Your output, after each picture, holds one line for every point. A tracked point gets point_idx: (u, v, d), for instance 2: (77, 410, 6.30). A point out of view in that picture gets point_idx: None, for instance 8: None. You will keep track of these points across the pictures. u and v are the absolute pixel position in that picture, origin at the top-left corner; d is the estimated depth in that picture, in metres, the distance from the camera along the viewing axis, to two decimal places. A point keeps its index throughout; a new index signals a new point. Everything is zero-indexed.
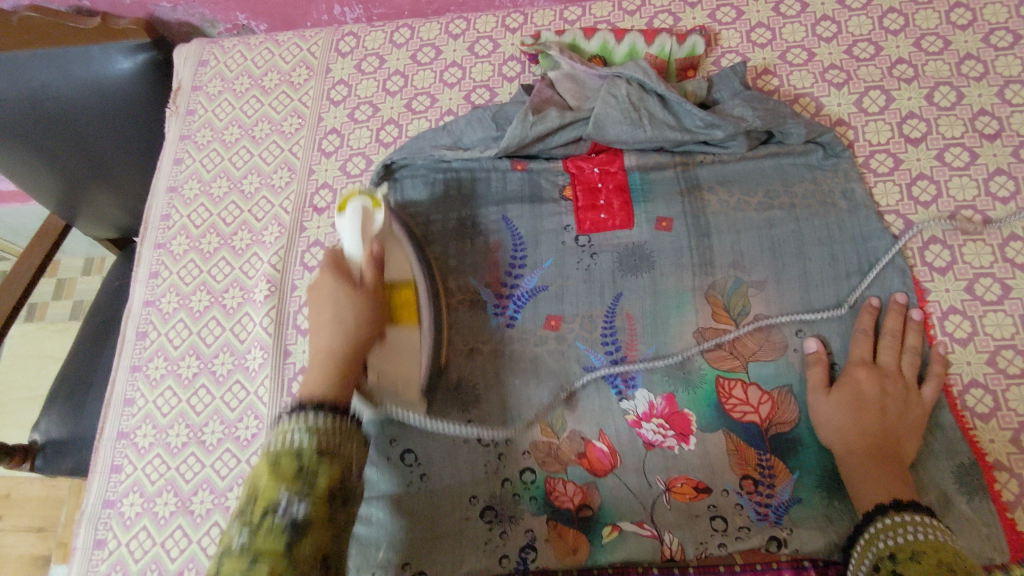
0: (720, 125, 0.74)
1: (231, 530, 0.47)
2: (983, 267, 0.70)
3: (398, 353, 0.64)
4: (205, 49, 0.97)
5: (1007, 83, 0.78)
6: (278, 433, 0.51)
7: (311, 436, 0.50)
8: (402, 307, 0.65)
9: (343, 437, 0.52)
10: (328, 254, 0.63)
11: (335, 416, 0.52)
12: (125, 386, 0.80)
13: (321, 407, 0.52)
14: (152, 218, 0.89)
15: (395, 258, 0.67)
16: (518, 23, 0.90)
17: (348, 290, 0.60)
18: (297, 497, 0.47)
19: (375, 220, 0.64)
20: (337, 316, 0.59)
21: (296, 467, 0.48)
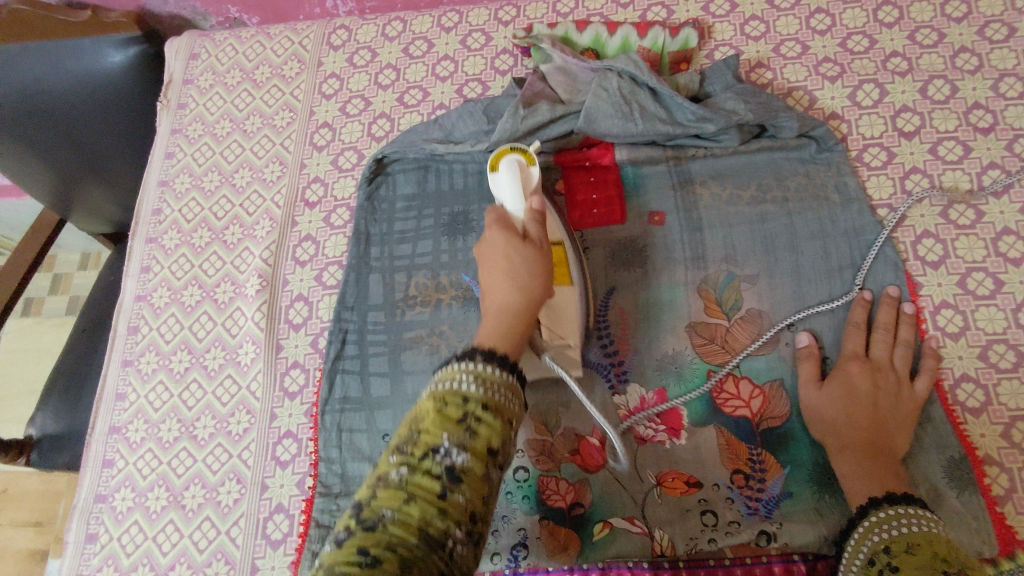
0: (711, 118, 0.73)
1: (388, 462, 0.46)
2: (976, 261, 0.70)
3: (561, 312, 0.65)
4: (196, 42, 0.97)
5: (1001, 76, 0.77)
6: (446, 375, 0.50)
7: (478, 386, 0.49)
8: (560, 265, 0.66)
9: (510, 396, 0.50)
10: (493, 213, 0.63)
11: (504, 370, 0.51)
12: (117, 381, 0.80)
13: (492, 357, 0.51)
14: (144, 213, 0.88)
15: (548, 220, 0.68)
16: (510, 16, 0.89)
17: (524, 245, 0.60)
18: (457, 446, 0.45)
19: (532, 175, 0.66)
20: (509, 262, 0.59)
21: (461, 412, 0.47)
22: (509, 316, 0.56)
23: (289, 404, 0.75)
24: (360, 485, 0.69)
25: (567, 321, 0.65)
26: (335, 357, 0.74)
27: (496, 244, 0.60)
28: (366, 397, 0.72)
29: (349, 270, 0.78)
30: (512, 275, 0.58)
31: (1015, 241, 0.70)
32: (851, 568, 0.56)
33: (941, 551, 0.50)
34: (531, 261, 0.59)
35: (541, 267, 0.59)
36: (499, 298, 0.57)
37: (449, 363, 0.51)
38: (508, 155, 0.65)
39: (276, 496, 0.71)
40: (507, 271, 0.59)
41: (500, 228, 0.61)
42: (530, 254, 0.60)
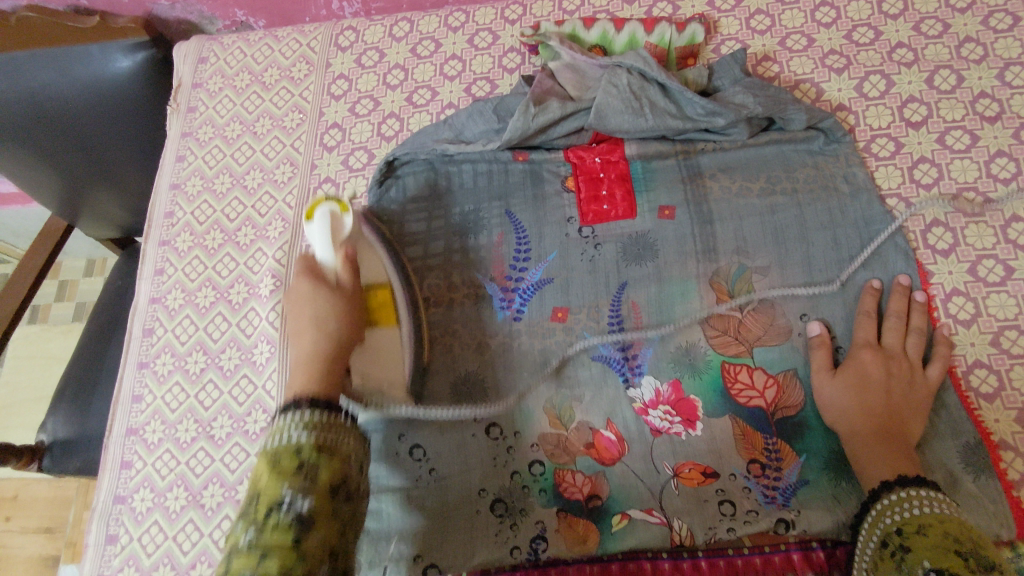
0: (721, 113, 0.74)
1: (237, 531, 0.48)
2: (985, 249, 0.71)
3: (381, 354, 0.67)
4: (203, 47, 0.97)
5: (1006, 65, 0.78)
6: (274, 433, 0.53)
7: (308, 434, 0.52)
8: (381, 307, 0.68)
9: (338, 431, 0.54)
10: (302, 262, 0.66)
11: (329, 411, 0.54)
12: (133, 382, 0.80)
13: (316, 404, 0.54)
14: (157, 216, 0.89)
15: (369, 263, 0.70)
16: (517, 14, 0.90)
17: (328, 292, 0.63)
18: (299, 493, 0.49)
19: (344, 225, 0.67)
20: (320, 333, 0.61)
21: (297, 463, 0.50)
22: (315, 362, 0.59)
23: None
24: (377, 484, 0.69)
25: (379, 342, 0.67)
26: None
27: (318, 294, 0.63)
28: None
29: None
30: (314, 360, 0.59)
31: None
32: (864, 550, 0.57)
33: (950, 532, 0.52)
34: (328, 309, 0.62)
35: (340, 311, 0.63)
36: (305, 347, 0.60)
37: (275, 419, 0.54)
38: (321, 206, 0.67)
39: None
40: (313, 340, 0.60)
41: (314, 316, 0.62)
42: (332, 309, 0.62)
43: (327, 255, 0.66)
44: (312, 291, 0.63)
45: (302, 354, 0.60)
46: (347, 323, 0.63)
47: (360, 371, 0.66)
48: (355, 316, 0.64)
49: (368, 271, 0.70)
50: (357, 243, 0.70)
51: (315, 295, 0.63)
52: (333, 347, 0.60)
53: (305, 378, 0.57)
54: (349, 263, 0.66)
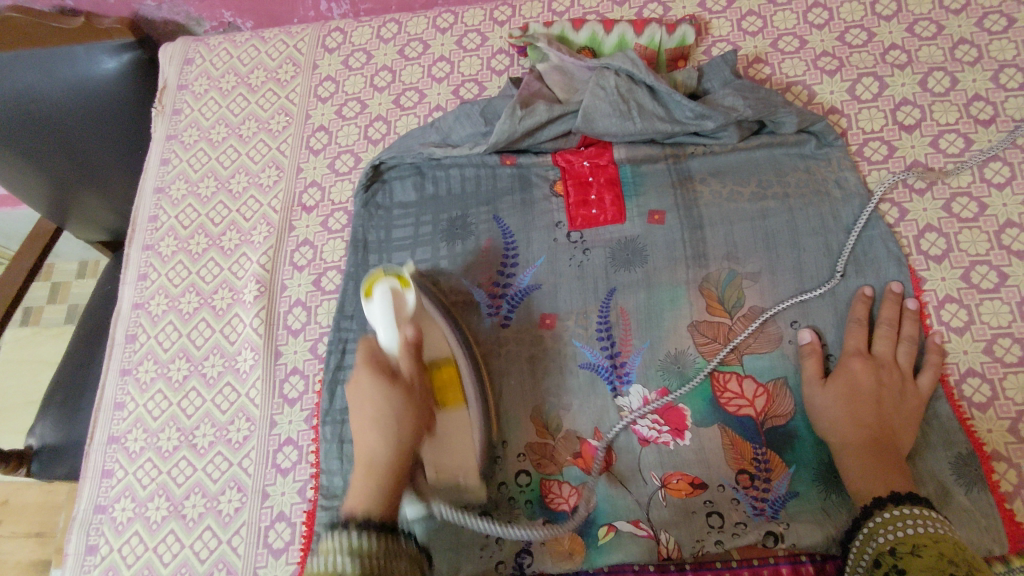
0: (710, 116, 0.73)
1: None
2: (979, 255, 0.69)
3: (452, 446, 0.63)
4: (189, 48, 0.96)
5: (1001, 67, 0.77)
6: (322, 552, 0.48)
7: (354, 560, 0.47)
8: (447, 388, 0.63)
9: (388, 557, 0.49)
10: (363, 345, 0.60)
11: (381, 535, 0.50)
12: (115, 389, 0.79)
13: (367, 526, 0.50)
14: (141, 220, 0.88)
15: (432, 335, 0.65)
16: (506, 16, 0.89)
17: (391, 387, 0.58)
18: None
19: (407, 300, 0.61)
20: (389, 430, 0.56)
21: None
22: (384, 480, 0.53)
23: (289, 410, 0.74)
24: None
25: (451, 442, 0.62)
26: (335, 367, 0.73)
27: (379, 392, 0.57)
28: None
29: (348, 278, 0.77)
30: (385, 480, 0.53)
31: (1019, 234, 0.70)
32: (858, 570, 0.56)
33: (946, 555, 0.50)
34: (393, 406, 0.57)
35: (409, 414, 0.57)
36: (368, 445, 0.55)
37: (322, 538, 0.50)
38: (380, 284, 0.61)
39: (278, 504, 0.71)
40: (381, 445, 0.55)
41: (375, 421, 0.56)
42: (405, 421, 0.57)
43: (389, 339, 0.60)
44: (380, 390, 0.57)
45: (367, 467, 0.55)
46: (415, 427, 0.57)
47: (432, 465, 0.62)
48: (421, 407, 0.59)
49: (432, 347, 0.64)
50: (421, 318, 0.64)
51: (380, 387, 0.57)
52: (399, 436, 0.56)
53: (373, 482, 0.53)
54: (414, 346, 0.60)
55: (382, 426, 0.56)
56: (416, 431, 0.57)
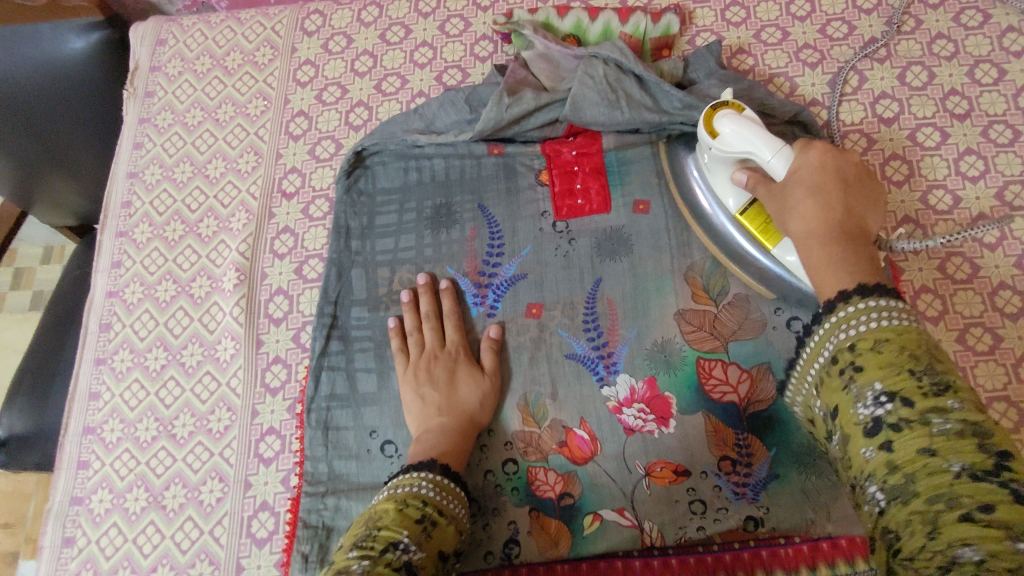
0: (697, 106, 0.73)
1: (345, 558, 0.49)
2: (954, 246, 0.71)
3: (781, 195, 0.61)
4: (162, 27, 0.93)
5: (977, 62, 0.78)
6: (403, 483, 0.58)
7: (434, 491, 0.58)
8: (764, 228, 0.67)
9: (449, 498, 0.58)
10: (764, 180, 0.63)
11: (447, 477, 0.60)
12: (90, 380, 0.77)
13: (444, 471, 0.60)
14: (113, 205, 0.85)
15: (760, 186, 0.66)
16: (489, 1, 0.88)
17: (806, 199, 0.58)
18: (415, 544, 0.51)
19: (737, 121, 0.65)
20: (824, 189, 0.58)
21: (418, 515, 0.54)
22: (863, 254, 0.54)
23: (271, 399, 0.74)
24: (344, 484, 0.68)
25: (464, 388, 0.68)
26: (320, 352, 0.72)
27: (812, 206, 0.57)
28: (352, 394, 0.71)
29: (330, 264, 0.76)
30: (848, 265, 0.53)
31: (991, 226, 0.71)
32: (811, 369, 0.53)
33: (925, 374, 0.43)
34: (849, 164, 0.60)
35: (853, 175, 0.60)
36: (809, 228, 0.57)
37: (407, 473, 0.60)
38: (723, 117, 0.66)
39: (261, 493, 0.70)
40: (817, 210, 0.57)
41: (809, 189, 0.58)
42: (840, 197, 0.58)
43: (777, 166, 0.62)
44: (818, 157, 0.60)
45: (828, 267, 0.53)
46: (856, 222, 0.56)
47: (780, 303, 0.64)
48: (854, 236, 0.55)
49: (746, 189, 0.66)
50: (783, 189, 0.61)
51: (822, 172, 0.59)
52: (847, 244, 0.55)
53: (842, 275, 0.52)
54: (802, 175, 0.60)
55: (820, 200, 0.57)
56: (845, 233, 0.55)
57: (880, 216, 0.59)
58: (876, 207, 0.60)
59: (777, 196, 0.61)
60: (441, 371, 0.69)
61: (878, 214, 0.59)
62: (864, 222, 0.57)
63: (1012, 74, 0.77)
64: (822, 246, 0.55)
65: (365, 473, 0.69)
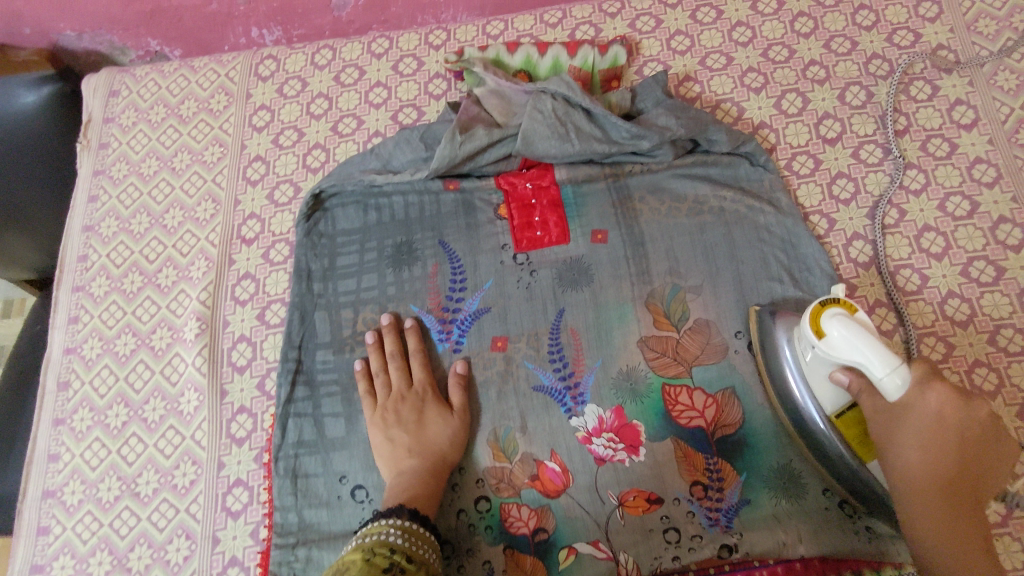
0: (645, 135, 0.75)
1: None
2: (903, 258, 0.73)
3: (905, 412, 0.52)
4: (115, 79, 0.93)
5: (912, 80, 0.81)
6: (371, 532, 0.57)
7: (402, 538, 0.57)
8: (861, 441, 0.58)
9: (419, 543, 0.58)
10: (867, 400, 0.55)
11: (417, 522, 0.59)
12: (49, 441, 0.75)
13: (414, 516, 0.60)
14: (68, 260, 0.84)
15: (914, 418, 0.52)
16: (441, 40, 0.89)
17: (915, 449, 0.52)
18: None
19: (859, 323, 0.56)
20: (941, 447, 0.51)
21: (387, 564, 0.53)
22: (950, 456, 0.51)
23: (237, 450, 0.72)
24: (314, 532, 0.67)
25: (433, 427, 0.68)
26: (285, 400, 0.71)
27: (932, 409, 0.52)
28: (320, 439, 0.70)
29: (292, 309, 0.76)
30: (962, 540, 0.49)
31: (936, 238, 0.73)
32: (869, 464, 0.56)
33: None
34: (971, 430, 0.52)
35: (971, 440, 0.52)
36: (914, 459, 0.52)
37: (375, 521, 0.59)
38: (828, 318, 0.56)
39: (230, 548, 0.68)
40: (925, 460, 0.51)
41: (920, 438, 0.52)
42: (953, 447, 0.51)
43: (889, 380, 0.52)
44: (939, 401, 0.52)
45: (933, 534, 0.50)
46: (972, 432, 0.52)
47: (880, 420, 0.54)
48: (967, 494, 0.51)
49: (877, 403, 0.54)
50: (900, 407, 0.52)
51: (944, 391, 0.52)
52: (955, 510, 0.50)
53: (943, 551, 0.49)
54: (931, 374, 0.53)
55: (935, 449, 0.51)
56: (959, 465, 0.51)
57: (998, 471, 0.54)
58: (994, 462, 0.54)
59: (887, 411, 0.53)
60: (409, 412, 0.69)
61: (982, 415, 0.53)
62: (976, 479, 0.52)
63: (946, 90, 0.80)
64: (918, 447, 0.52)
65: (335, 520, 0.67)
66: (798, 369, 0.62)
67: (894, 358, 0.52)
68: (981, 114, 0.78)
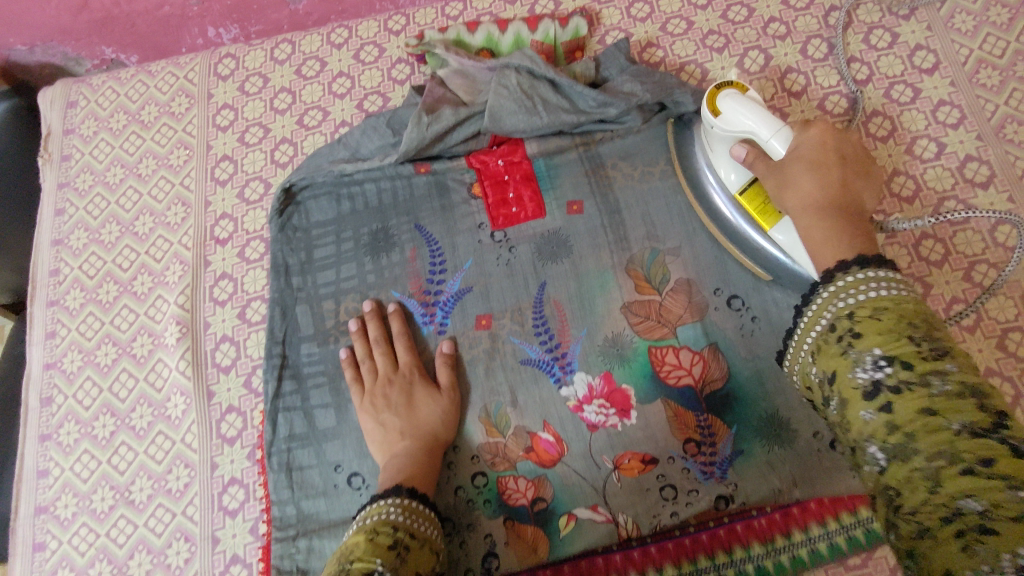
0: (612, 103, 0.76)
1: None
2: (875, 204, 0.74)
3: (786, 165, 0.59)
4: (71, 90, 0.92)
5: (870, 29, 0.82)
6: (371, 512, 0.57)
7: (403, 515, 0.57)
8: (765, 210, 0.65)
9: (420, 520, 0.58)
10: (761, 165, 0.61)
11: (415, 499, 0.60)
12: (36, 458, 0.74)
13: (412, 494, 0.60)
14: (40, 276, 0.83)
15: (800, 186, 0.57)
16: (400, 25, 0.89)
17: (806, 139, 0.59)
18: (390, 570, 0.50)
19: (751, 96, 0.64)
20: (819, 165, 0.57)
21: (390, 542, 0.53)
22: (832, 197, 0.56)
23: (229, 450, 0.72)
24: (313, 523, 0.67)
25: (423, 406, 0.67)
26: (274, 395, 0.71)
27: (800, 173, 0.57)
28: (312, 430, 0.70)
29: (274, 304, 0.75)
30: (836, 232, 0.53)
31: (905, 181, 0.75)
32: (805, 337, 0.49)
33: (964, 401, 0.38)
34: (827, 140, 0.58)
35: (835, 147, 0.58)
36: (808, 184, 0.56)
37: (374, 501, 0.59)
38: (722, 99, 0.64)
39: (231, 547, 0.68)
40: (819, 183, 0.56)
41: (809, 164, 0.57)
42: (840, 172, 0.57)
43: (778, 140, 0.60)
44: (819, 136, 0.58)
45: (825, 238, 0.54)
46: (847, 193, 0.56)
47: (778, 189, 0.59)
48: (852, 211, 0.55)
49: (763, 168, 0.61)
50: (787, 163, 0.59)
51: (823, 129, 0.59)
52: (849, 225, 0.53)
53: (841, 245, 0.52)
54: (806, 126, 0.60)
55: (823, 221, 0.54)
56: (841, 187, 0.56)
57: (874, 195, 0.58)
58: (873, 184, 0.59)
59: (777, 171, 0.60)
60: (398, 395, 0.68)
61: (853, 138, 0.60)
62: (858, 204, 0.56)
63: (904, 36, 0.82)
64: (806, 179, 0.57)
65: (334, 509, 0.67)
66: (729, 198, 0.69)
67: (777, 122, 0.60)
68: (941, 57, 0.80)
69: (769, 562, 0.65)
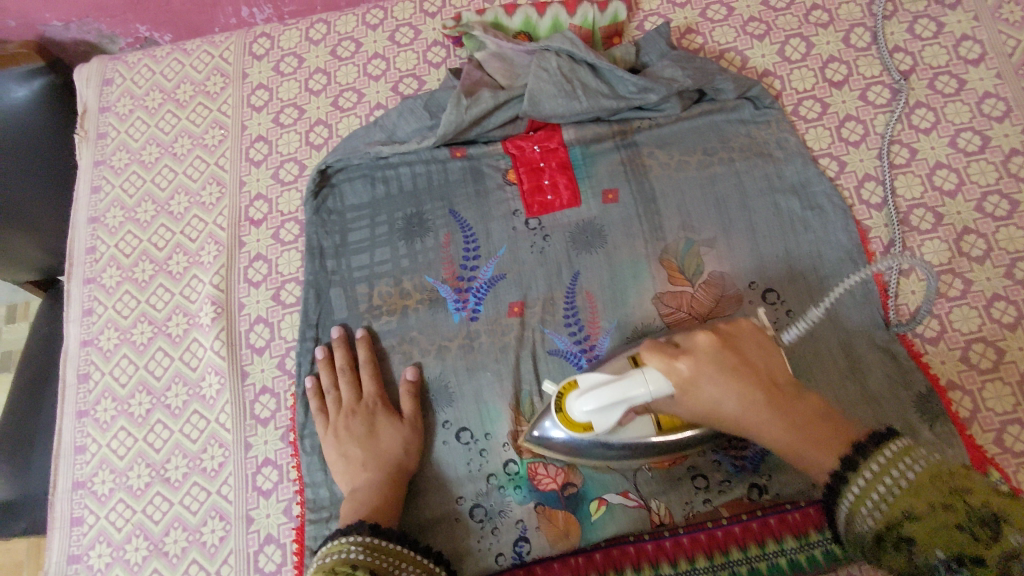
0: (653, 88, 0.74)
1: None
2: (916, 198, 0.73)
3: (686, 382, 0.52)
4: (107, 67, 0.92)
5: (915, 18, 0.81)
6: (329, 556, 0.55)
7: (363, 553, 0.55)
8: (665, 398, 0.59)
9: (383, 557, 0.56)
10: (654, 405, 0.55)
11: (377, 535, 0.58)
12: (74, 434, 0.75)
13: (376, 531, 0.58)
14: (77, 253, 0.83)
15: (705, 398, 0.52)
16: (436, 7, 0.88)
17: (686, 358, 0.52)
18: None
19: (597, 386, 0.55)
20: (726, 372, 0.52)
21: None
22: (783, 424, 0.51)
23: (263, 431, 0.73)
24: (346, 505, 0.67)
25: (383, 440, 0.66)
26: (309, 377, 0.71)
27: (701, 381, 0.52)
28: None
29: (308, 288, 0.75)
30: (809, 446, 0.50)
31: (949, 174, 0.74)
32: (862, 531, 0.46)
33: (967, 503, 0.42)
34: (717, 349, 0.53)
35: (727, 344, 0.53)
36: (731, 401, 0.52)
37: (334, 542, 0.57)
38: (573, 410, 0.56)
39: (264, 527, 0.69)
40: (731, 394, 0.51)
41: (714, 375, 0.52)
42: (750, 375, 0.52)
43: (658, 388, 0.52)
44: (690, 363, 0.52)
45: (800, 458, 0.50)
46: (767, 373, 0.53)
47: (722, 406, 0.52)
48: (781, 386, 0.52)
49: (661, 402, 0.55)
50: (686, 386, 0.52)
51: (687, 359, 0.52)
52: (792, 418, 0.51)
53: (821, 457, 0.49)
54: (667, 359, 0.53)
55: (729, 386, 0.51)
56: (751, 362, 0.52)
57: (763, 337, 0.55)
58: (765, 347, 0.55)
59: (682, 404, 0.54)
60: (359, 425, 0.67)
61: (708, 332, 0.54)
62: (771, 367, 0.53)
63: (951, 26, 0.80)
64: (729, 396, 0.51)
65: None
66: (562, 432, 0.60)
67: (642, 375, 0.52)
68: (988, 48, 0.78)
69: (803, 556, 0.62)
